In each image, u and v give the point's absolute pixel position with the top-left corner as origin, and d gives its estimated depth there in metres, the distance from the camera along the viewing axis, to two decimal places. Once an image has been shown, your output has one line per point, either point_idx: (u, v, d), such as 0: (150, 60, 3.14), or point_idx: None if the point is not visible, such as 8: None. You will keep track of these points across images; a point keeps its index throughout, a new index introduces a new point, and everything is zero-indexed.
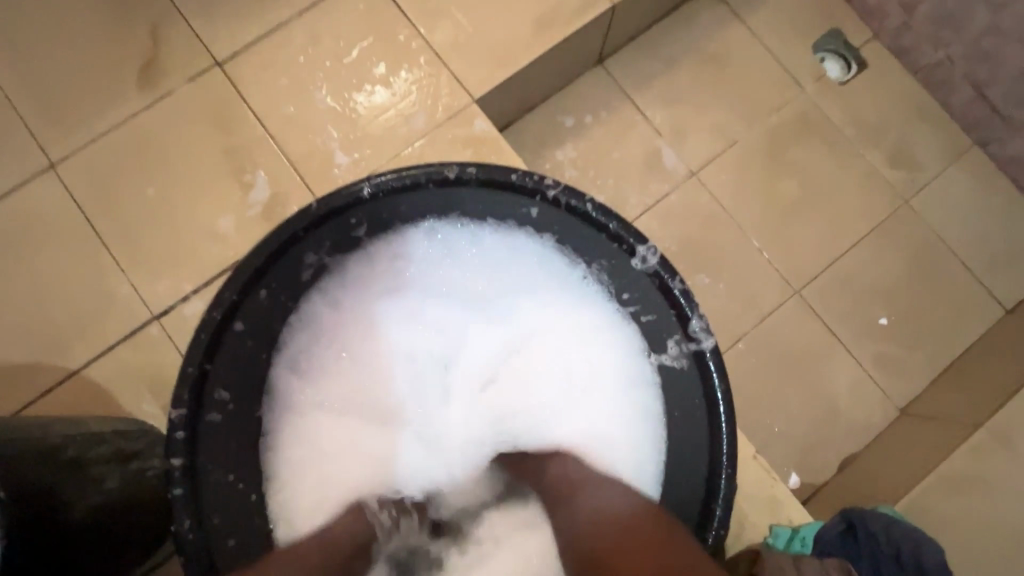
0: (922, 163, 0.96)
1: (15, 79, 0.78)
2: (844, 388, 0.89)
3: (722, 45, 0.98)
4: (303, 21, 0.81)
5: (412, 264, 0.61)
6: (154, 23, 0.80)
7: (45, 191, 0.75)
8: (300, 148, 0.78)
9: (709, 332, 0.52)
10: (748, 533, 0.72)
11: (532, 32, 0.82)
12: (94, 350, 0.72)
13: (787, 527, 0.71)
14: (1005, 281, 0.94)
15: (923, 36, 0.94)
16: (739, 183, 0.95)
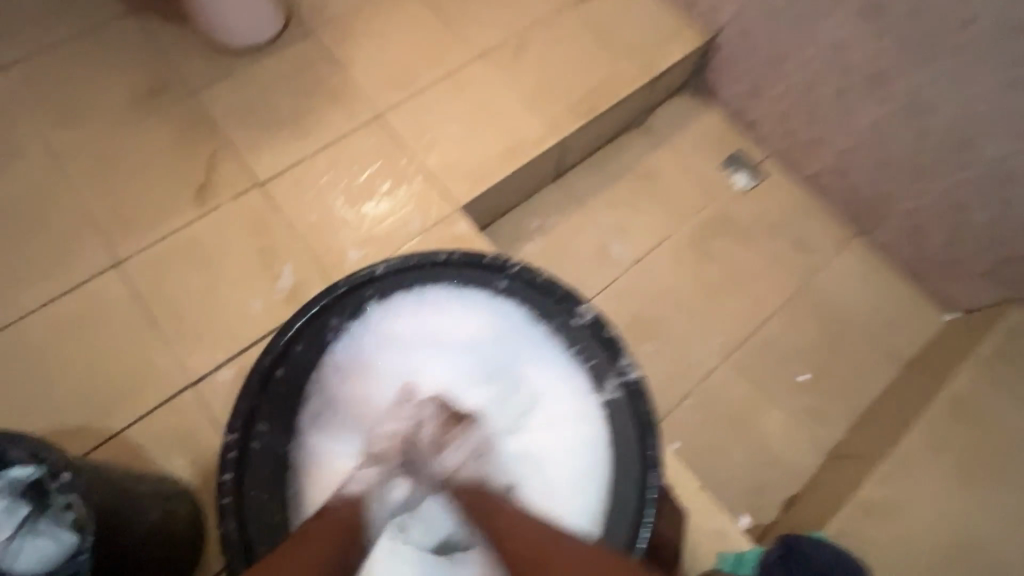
0: (819, 249, 1.19)
1: (95, 198, 0.99)
2: (778, 435, 1.05)
3: (653, 163, 1.25)
4: (325, 153, 1.05)
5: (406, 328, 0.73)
6: (211, 155, 1.03)
7: (110, 283, 0.93)
8: (320, 246, 0.98)
9: (634, 367, 0.67)
10: (701, 557, 0.84)
11: (501, 159, 1.07)
12: (136, 413, 0.85)
13: (733, 552, 0.83)
14: (899, 341, 1.13)
15: (803, 154, 1.20)
16: (674, 268, 1.17)
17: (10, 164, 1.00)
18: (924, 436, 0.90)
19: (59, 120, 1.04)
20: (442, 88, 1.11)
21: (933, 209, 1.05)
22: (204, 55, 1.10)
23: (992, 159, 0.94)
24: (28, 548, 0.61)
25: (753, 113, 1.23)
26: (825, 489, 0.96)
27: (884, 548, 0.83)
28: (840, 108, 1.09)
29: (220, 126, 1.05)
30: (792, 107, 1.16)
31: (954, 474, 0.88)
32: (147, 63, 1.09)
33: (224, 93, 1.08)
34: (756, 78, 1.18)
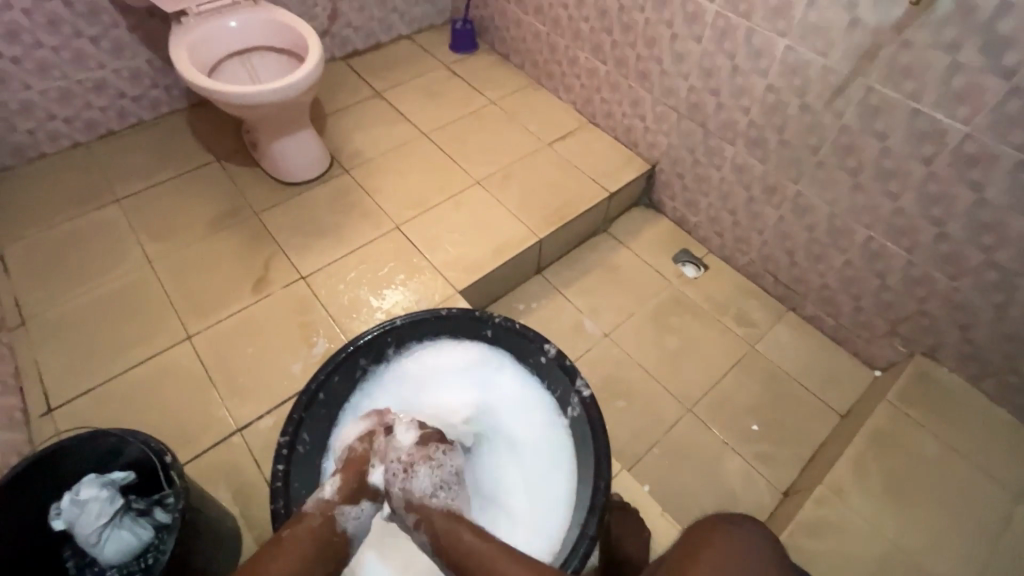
0: (757, 322, 1.44)
1: (177, 288, 1.27)
2: (738, 480, 1.20)
3: (615, 259, 1.55)
4: (355, 254, 1.36)
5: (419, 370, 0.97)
6: (269, 256, 1.34)
7: (181, 352, 1.17)
8: (348, 322, 1.24)
9: (587, 387, 0.89)
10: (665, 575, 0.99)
11: (492, 255, 1.38)
12: (192, 453, 1.05)
13: None
14: (834, 396, 1.32)
15: (734, 248, 1.50)
16: (638, 340, 1.40)
17: (114, 267, 1.30)
18: (853, 464, 1.08)
19: (155, 235, 1.36)
20: (447, 206, 1.46)
21: (836, 284, 1.31)
22: (268, 188, 1.47)
23: (863, 242, 1.21)
24: (113, 539, 0.78)
25: (691, 220, 1.56)
26: (777, 521, 1.09)
27: (828, 560, 0.96)
28: (752, 212, 1.40)
29: (277, 236, 1.38)
30: (718, 213, 1.48)
31: (883, 496, 1.03)
32: (225, 194, 1.45)
33: (282, 213, 1.42)
34: (689, 193, 1.53)
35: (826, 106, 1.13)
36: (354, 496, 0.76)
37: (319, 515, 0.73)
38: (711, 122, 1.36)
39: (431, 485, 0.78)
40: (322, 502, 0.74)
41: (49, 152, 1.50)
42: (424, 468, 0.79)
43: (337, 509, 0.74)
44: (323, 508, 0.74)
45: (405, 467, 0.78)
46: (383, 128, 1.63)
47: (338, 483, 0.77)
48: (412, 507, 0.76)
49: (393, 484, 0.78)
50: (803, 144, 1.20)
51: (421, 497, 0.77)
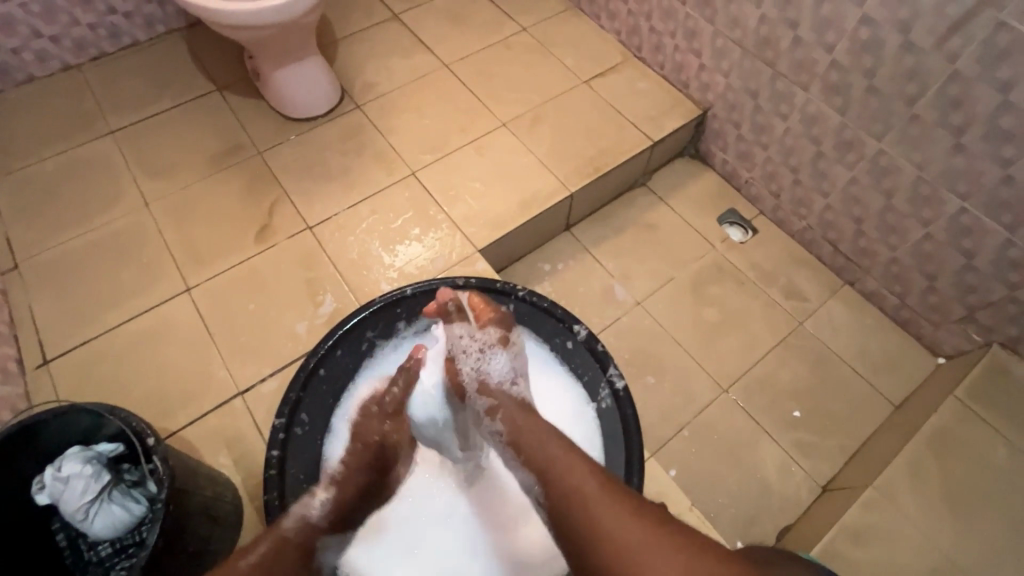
0: (809, 296, 1.29)
1: (176, 234, 1.18)
2: (773, 469, 1.12)
3: (653, 217, 1.39)
4: (366, 203, 1.23)
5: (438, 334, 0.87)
6: (273, 201, 1.22)
7: (181, 304, 1.10)
8: (357, 279, 1.14)
9: (620, 377, 0.81)
10: None
11: (518, 209, 1.24)
12: (191, 416, 0.99)
13: None
14: (888, 383, 1.20)
15: (790, 211, 1.33)
16: (674, 311, 1.28)
17: (107, 208, 1.20)
18: (910, 467, 0.96)
19: (151, 173, 1.25)
20: (469, 151, 1.31)
21: (909, 259, 1.15)
22: (272, 123, 1.33)
23: (952, 214, 1.03)
24: (102, 514, 0.74)
25: (743, 175, 1.38)
26: (815, 519, 1.00)
27: (871, 570, 0.87)
28: (817, 171, 1.21)
29: (282, 180, 1.25)
30: (777, 170, 1.29)
31: (937, 502, 0.92)
32: (225, 129, 1.31)
33: (289, 152, 1.29)
34: (744, 145, 1.34)
35: (936, 46, 0.92)
36: (337, 524, 0.71)
37: (297, 547, 0.65)
38: (782, 61, 1.15)
39: (508, 374, 0.76)
40: (306, 525, 0.67)
41: (38, 75, 1.36)
42: (502, 354, 0.78)
43: (317, 539, 0.68)
44: (305, 536, 0.66)
45: (482, 350, 0.78)
46: (400, 58, 1.45)
47: (327, 505, 0.69)
48: (488, 390, 0.74)
49: (471, 365, 0.77)
50: (896, 93, 1.00)
51: (497, 383, 0.75)
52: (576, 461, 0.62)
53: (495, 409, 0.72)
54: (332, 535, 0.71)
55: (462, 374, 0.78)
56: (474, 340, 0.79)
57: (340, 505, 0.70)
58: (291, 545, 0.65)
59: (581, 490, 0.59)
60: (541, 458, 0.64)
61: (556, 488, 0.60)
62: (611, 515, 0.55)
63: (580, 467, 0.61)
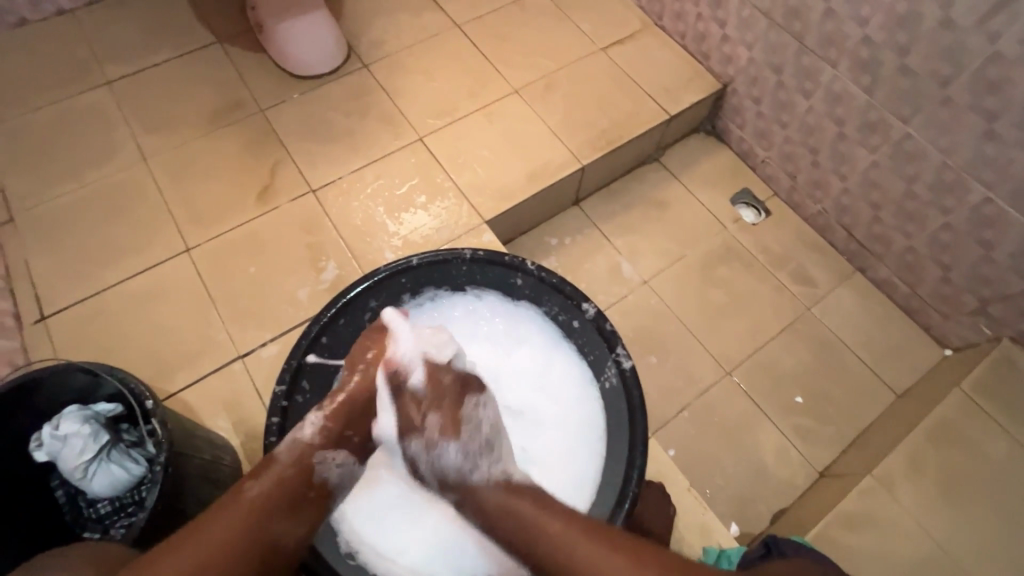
0: (819, 282, 1.27)
1: (175, 191, 1.14)
2: (771, 454, 1.12)
3: (664, 195, 1.35)
4: (371, 167, 1.19)
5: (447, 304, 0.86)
6: (275, 162, 1.18)
7: (179, 265, 1.07)
8: (360, 247, 1.11)
9: (627, 358, 0.79)
10: (686, 550, 0.95)
11: (527, 180, 1.20)
12: (189, 379, 0.98)
13: (716, 547, 0.94)
14: (893, 372, 1.19)
15: (805, 193, 1.29)
16: (681, 291, 1.26)
17: (103, 162, 1.16)
18: (911, 457, 0.96)
19: (149, 128, 1.21)
20: (478, 118, 1.26)
21: (924, 249, 1.12)
22: (274, 80, 1.27)
23: (975, 204, 1.00)
24: (102, 473, 0.73)
25: (760, 154, 1.34)
26: (810, 504, 1.01)
27: (864, 558, 0.88)
28: (837, 153, 1.18)
29: (285, 140, 1.21)
30: (795, 151, 1.26)
31: (936, 494, 0.93)
32: (226, 85, 1.26)
33: (292, 110, 1.24)
34: (763, 123, 1.29)
35: (978, 25, 0.87)
36: (337, 443, 0.70)
37: (293, 467, 0.67)
38: (810, 35, 1.10)
39: (464, 460, 0.71)
40: (302, 444, 0.68)
41: (31, 19, 1.30)
42: (454, 443, 0.72)
43: (316, 454, 0.68)
44: (299, 454, 0.67)
45: (430, 443, 0.72)
46: (409, 16, 1.38)
47: (319, 423, 0.70)
48: (450, 483, 0.71)
49: (422, 461, 0.72)
50: (929, 73, 0.96)
51: (457, 474, 0.71)
52: (527, 505, 0.67)
53: (463, 499, 0.70)
54: (336, 450, 0.70)
55: (445, 461, 0.71)
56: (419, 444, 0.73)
57: (333, 425, 0.70)
58: (285, 468, 0.66)
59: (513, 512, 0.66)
60: (499, 512, 0.67)
61: (518, 533, 0.65)
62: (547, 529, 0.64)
63: (530, 507, 0.66)
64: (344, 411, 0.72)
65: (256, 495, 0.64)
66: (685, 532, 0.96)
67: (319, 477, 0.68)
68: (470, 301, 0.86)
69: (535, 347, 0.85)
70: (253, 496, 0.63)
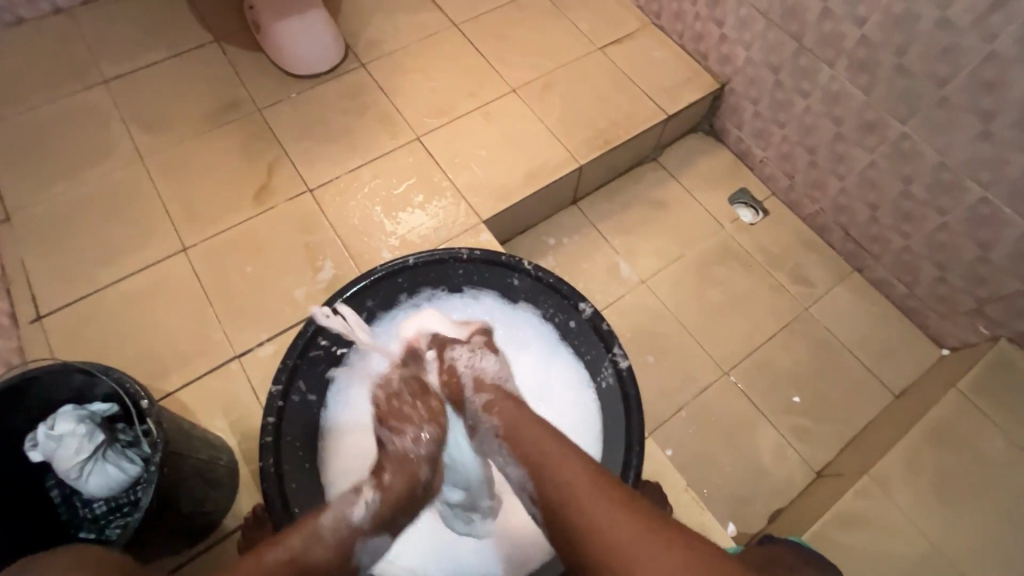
0: (816, 282, 1.27)
1: (172, 190, 1.14)
2: (768, 454, 1.12)
3: (662, 194, 1.35)
4: (368, 167, 1.19)
5: (444, 304, 0.86)
6: (272, 161, 1.18)
7: (176, 264, 1.07)
8: (357, 246, 1.11)
9: (624, 358, 0.79)
10: None
11: (525, 179, 1.20)
12: (186, 379, 0.98)
13: (713, 547, 0.94)
14: (890, 372, 1.19)
15: (803, 194, 1.29)
16: (678, 291, 1.26)
17: (100, 161, 1.16)
18: (907, 457, 0.96)
19: (146, 127, 1.20)
20: (476, 117, 1.26)
21: (922, 249, 1.12)
22: (272, 79, 1.27)
23: (972, 204, 1.00)
24: (98, 474, 0.73)
25: (758, 153, 1.34)
26: (808, 504, 1.01)
27: (860, 558, 0.88)
28: (835, 153, 1.17)
29: (282, 139, 1.21)
30: (793, 150, 1.26)
31: (932, 495, 0.93)
32: (223, 84, 1.26)
33: (289, 110, 1.24)
34: (761, 123, 1.29)
35: (974, 25, 0.87)
36: (379, 531, 0.66)
37: (334, 546, 0.61)
38: (808, 35, 1.09)
39: (502, 372, 0.78)
40: (348, 525, 0.63)
41: (28, 18, 1.29)
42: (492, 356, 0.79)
43: (360, 540, 0.64)
44: (343, 537, 0.62)
45: (473, 353, 0.79)
46: (407, 15, 1.38)
47: (371, 505, 0.66)
48: (486, 385, 0.75)
49: (463, 366, 0.78)
50: (926, 73, 0.96)
51: (493, 379, 0.76)
52: (571, 458, 0.62)
53: (492, 406, 0.72)
54: (379, 537, 0.66)
55: (486, 368, 0.77)
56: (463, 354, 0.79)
57: (382, 513, 0.66)
58: (325, 544, 0.61)
59: (540, 449, 0.64)
60: (536, 456, 0.64)
61: (552, 485, 0.60)
62: (565, 472, 0.61)
63: (573, 463, 0.61)
64: (395, 500, 0.68)
65: (275, 565, 0.56)
66: (682, 532, 0.96)
67: (354, 561, 0.64)
68: (467, 301, 0.86)
69: (532, 347, 0.85)
70: (272, 565, 0.56)
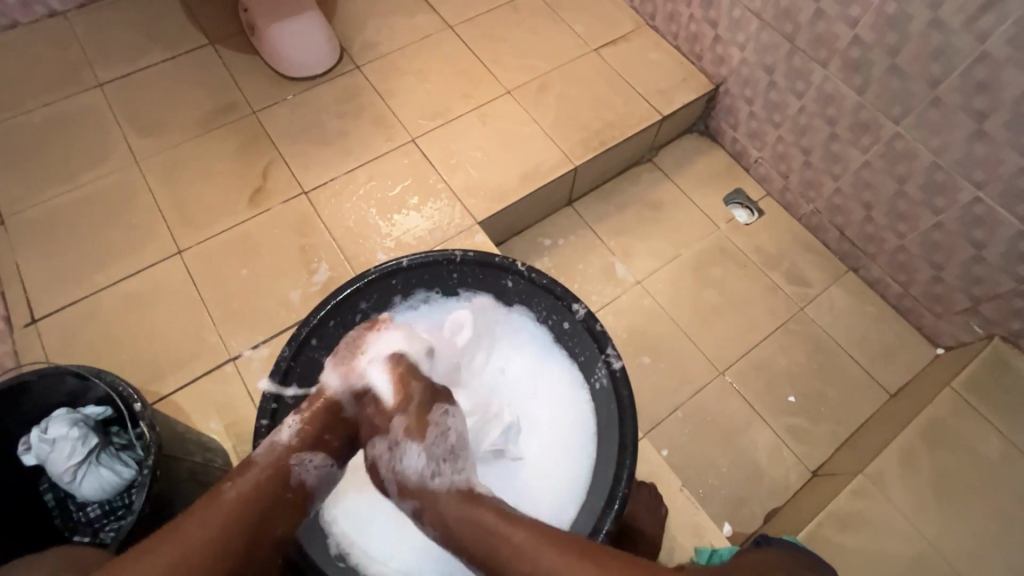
0: (812, 281, 1.27)
1: (167, 193, 1.14)
2: (764, 454, 1.12)
3: (658, 195, 1.35)
4: (363, 169, 1.19)
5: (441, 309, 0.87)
6: (267, 164, 1.18)
7: (171, 267, 1.07)
8: (352, 248, 1.11)
9: (618, 358, 0.78)
10: (678, 551, 0.95)
11: (520, 181, 1.20)
12: (181, 381, 0.98)
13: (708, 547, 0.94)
14: (885, 371, 1.19)
15: (798, 194, 1.30)
16: (673, 291, 1.26)
17: (95, 164, 1.16)
18: (902, 457, 0.96)
19: (141, 130, 1.20)
20: (471, 119, 1.26)
21: (916, 248, 1.13)
22: (267, 82, 1.27)
23: (966, 204, 1.00)
24: (91, 477, 0.74)
25: (753, 154, 1.34)
26: (803, 504, 1.01)
27: (855, 558, 0.88)
28: (830, 153, 1.18)
29: (277, 141, 1.21)
30: (788, 151, 1.26)
31: (928, 494, 0.93)
32: (218, 86, 1.26)
33: (284, 112, 1.24)
34: (755, 123, 1.29)
35: (966, 25, 0.88)
36: (314, 446, 0.71)
37: (271, 471, 0.68)
38: (802, 35, 1.10)
39: (427, 467, 0.71)
40: (277, 449, 0.69)
41: (23, 21, 1.29)
42: (416, 447, 0.72)
43: (293, 457, 0.69)
44: (277, 458, 0.69)
45: (393, 447, 0.73)
46: (402, 18, 1.38)
47: (295, 427, 0.70)
48: (407, 492, 0.71)
49: (382, 464, 0.73)
50: (919, 73, 0.96)
51: (416, 481, 0.71)
52: (505, 522, 0.65)
53: (420, 514, 0.70)
54: (313, 453, 0.71)
55: (409, 469, 0.72)
56: (385, 445, 0.73)
57: (310, 430, 0.71)
58: (263, 471, 0.68)
59: (475, 518, 0.67)
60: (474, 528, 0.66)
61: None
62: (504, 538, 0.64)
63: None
64: (320, 418, 0.72)
65: (226, 497, 0.66)
66: (678, 532, 0.96)
67: (295, 479, 0.70)
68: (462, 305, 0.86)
69: (529, 349, 0.85)
70: (222, 501, 0.65)
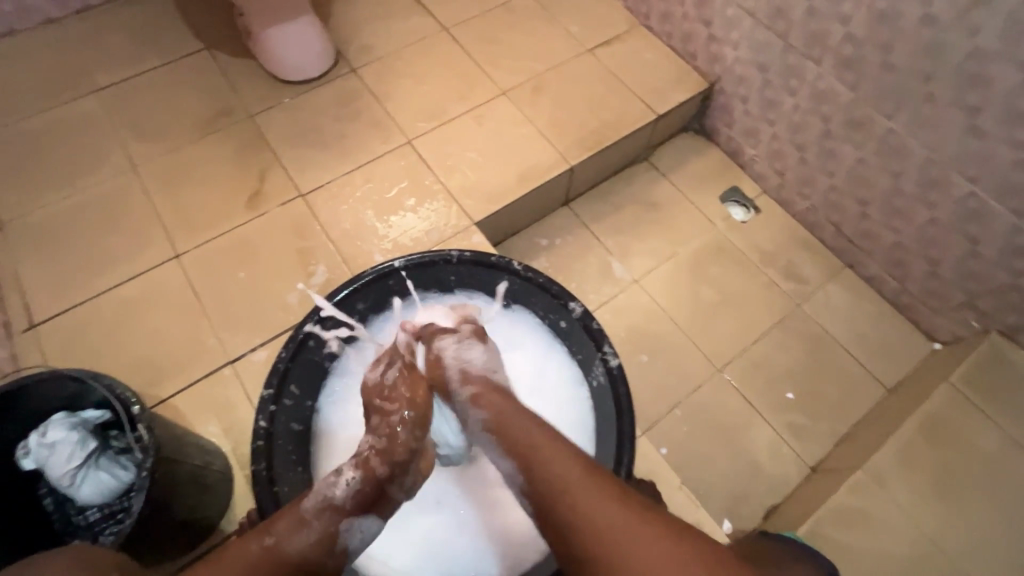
0: (808, 278, 1.28)
1: (164, 198, 1.15)
2: (763, 451, 1.13)
3: (654, 194, 1.36)
4: (359, 171, 1.19)
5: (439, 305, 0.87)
6: (264, 167, 1.19)
7: (169, 271, 1.08)
8: (349, 250, 1.11)
9: (615, 356, 0.79)
10: None
11: (516, 181, 1.21)
12: (179, 385, 0.98)
13: None
14: (883, 367, 1.20)
15: (793, 191, 1.30)
16: (671, 290, 1.26)
17: (92, 170, 1.16)
18: (901, 451, 0.96)
19: (138, 135, 1.21)
20: (467, 120, 1.26)
21: (912, 244, 1.13)
22: (263, 86, 1.28)
23: (961, 199, 1.01)
24: (90, 481, 0.74)
25: (748, 152, 1.34)
26: (802, 501, 1.01)
27: (855, 553, 0.88)
28: (824, 150, 1.18)
29: (274, 144, 1.21)
30: (783, 148, 1.26)
31: (926, 488, 0.93)
32: (214, 91, 1.27)
33: (281, 116, 1.24)
34: (750, 121, 1.30)
35: (957, 21, 0.88)
36: (365, 508, 0.66)
37: (319, 527, 0.62)
38: (795, 33, 1.10)
39: (488, 364, 0.75)
40: (330, 508, 0.63)
41: (19, 29, 1.30)
42: (479, 345, 0.77)
43: (344, 520, 0.64)
44: (326, 515, 0.63)
45: (458, 343, 0.76)
46: (397, 20, 1.39)
47: (353, 485, 0.66)
48: (472, 379, 0.73)
49: (448, 355, 0.76)
50: (912, 69, 0.96)
51: (481, 371, 0.74)
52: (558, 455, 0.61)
53: (480, 398, 0.70)
54: (365, 517, 0.66)
55: (473, 361, 0.75)
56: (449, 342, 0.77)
57: (366, 489, 0.67)
58: (310, 527, 0.61)
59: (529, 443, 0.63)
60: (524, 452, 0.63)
61: (542, 477, 0.59)
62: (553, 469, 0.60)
63: (563, 456, 0.61)
64: (376, 473, 0.68)
65: (259, 552, 0.58)
66: None
67: (341, 544, 0.64)
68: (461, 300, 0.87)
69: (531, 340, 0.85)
70: (253, 554, 0.57)
